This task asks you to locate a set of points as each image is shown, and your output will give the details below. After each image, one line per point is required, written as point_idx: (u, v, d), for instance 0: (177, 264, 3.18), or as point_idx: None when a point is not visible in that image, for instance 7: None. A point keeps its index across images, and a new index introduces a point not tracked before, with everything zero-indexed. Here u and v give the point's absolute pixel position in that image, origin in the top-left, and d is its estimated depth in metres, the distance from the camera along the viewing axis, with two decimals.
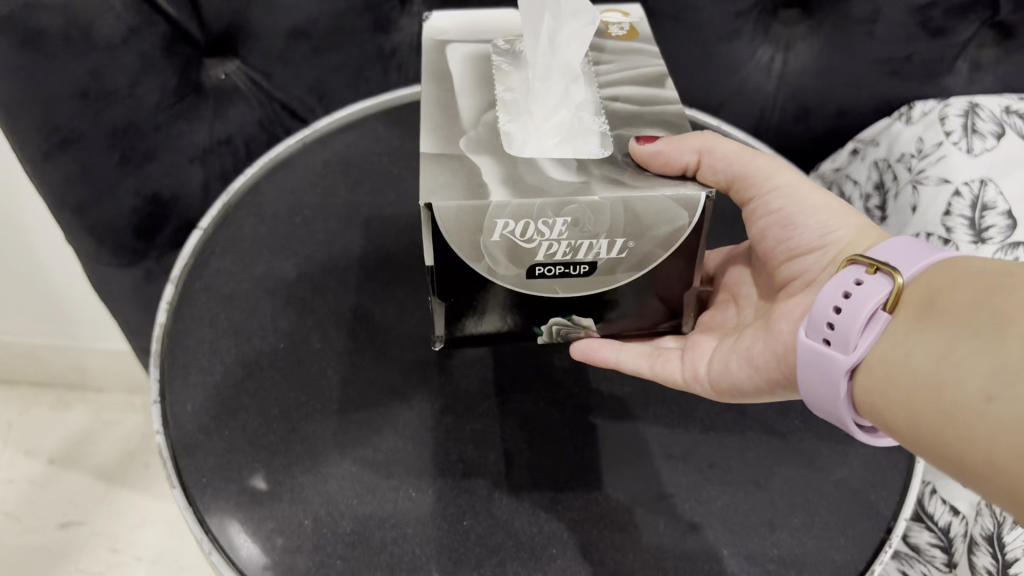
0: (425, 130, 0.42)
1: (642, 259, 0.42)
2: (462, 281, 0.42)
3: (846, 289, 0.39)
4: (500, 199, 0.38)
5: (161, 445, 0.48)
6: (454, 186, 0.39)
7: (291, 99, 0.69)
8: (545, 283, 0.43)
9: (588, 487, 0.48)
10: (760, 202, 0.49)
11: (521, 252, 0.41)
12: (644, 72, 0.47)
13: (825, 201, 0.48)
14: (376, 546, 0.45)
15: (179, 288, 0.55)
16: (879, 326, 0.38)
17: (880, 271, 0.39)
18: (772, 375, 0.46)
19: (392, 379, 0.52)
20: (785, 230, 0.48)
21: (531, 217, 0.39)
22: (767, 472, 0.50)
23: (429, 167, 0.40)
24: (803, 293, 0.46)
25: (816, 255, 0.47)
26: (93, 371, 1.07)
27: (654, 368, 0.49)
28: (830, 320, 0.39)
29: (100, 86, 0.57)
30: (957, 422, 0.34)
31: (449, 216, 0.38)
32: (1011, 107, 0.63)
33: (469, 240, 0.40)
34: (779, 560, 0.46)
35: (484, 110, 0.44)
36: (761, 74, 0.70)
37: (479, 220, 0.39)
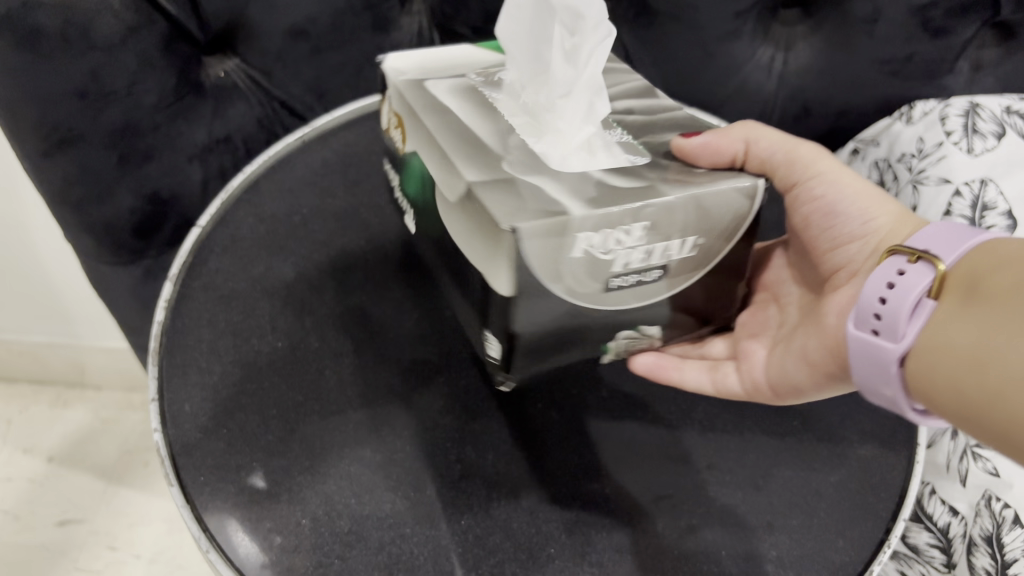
0: (461, 164, 0.39)
1: (705, 255, 0.42)
2: (537, 309, 0.38)
3: (890, 279, 0.39)
4: (581, 211, 0.35)
5: (160, 444, 0.47)
6: (527, 208, 0.36)
7: (290, 99, 0.70)
8: (619, 297, 0.40)
9: (589, 489, 0.48)
10: (804, 188, 0.49)
11: (599, 266, 0.38)
12: (631, 87, 0.48)
13: (865, 188, 0.48)
14: (373, 547, 0.44)
15: (176, 289, 0.54)
16: (926, 312, 0.38)
17: (921, 260, 0.39)
18: (828, 369, 0.46)
19: (390, 379, 0.52)
20: (830, 217, 0.48)
21: (611, 228, 0.37)
22: (765, 473, 0.50)
23: (490, 194, 0.36)
24: (849, 284, 0.46)
25: (859, 244, 0.47)
26: (92, 368, 1.07)
27: (714, 384, 0.51)
28: (876, 311, 0.39)
29: (98, 85, 0.57)
30: (1002, 400, 0.34)
31: (533, 240, 0.35)
32: (1012, 107, 0.63)
33: (550, 264, 0.36)
34: (777, 561, 0.46)
35: (507, 133, 0.41)
36: (761, 75, 0.70)
37: (563, 236, 0.36)
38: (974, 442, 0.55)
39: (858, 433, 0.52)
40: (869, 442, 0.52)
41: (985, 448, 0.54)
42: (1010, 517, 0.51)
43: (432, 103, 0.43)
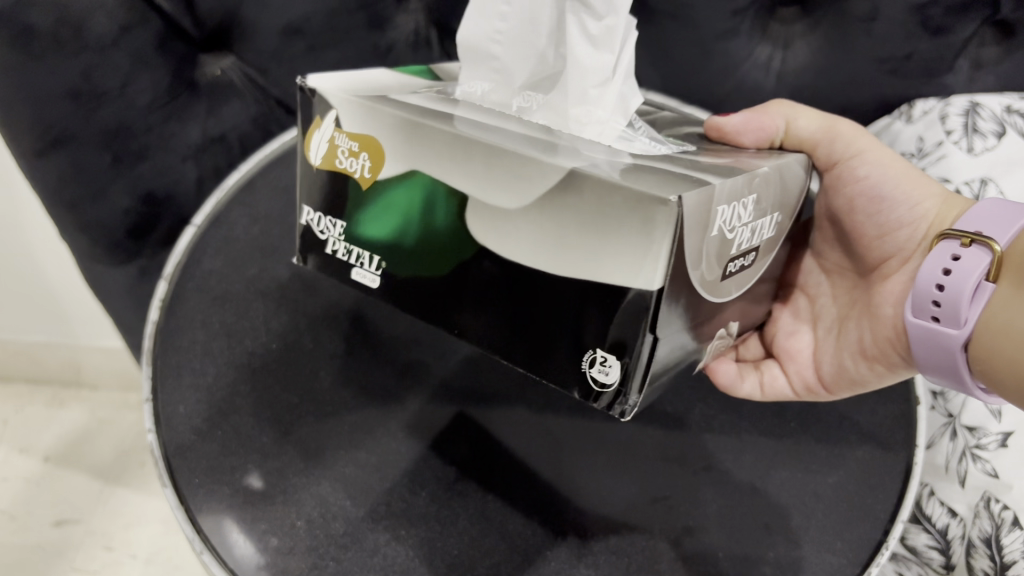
0: (534, 158, 0.33)
1: (779, 231, 0.41)
2: (675, 302, 0.33)
3: (947, 266, 0.39)
4: (722, 180, 0.32)
5: (153, 446, 0.47)
6: (666, 181, 0.32)
7: (286, 96, 0.69)
8: (727, 285, 0.37)
9: (584, 490, 0.48)
10: (844, 168, 0.48)
11: (725, 248, 0.35)
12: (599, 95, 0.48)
13: (904, 167, 0.47)
14: (368, 549, 0.44)
15: (171, 288, 0.53)
16: (986, 296, 0.38)
17: (974, 243, 0.39)
18: (890, 360, 0.47)
19: (385, 380, 0.52)
20: (875, 203, 0.47)
21: (735, 201, 0.34)
22: (763, 474, 0.49)
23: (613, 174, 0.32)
24: (904, 273, 0.46)
25: (907, 231, 0.46)
26: (87, 368, 1.07)
27: (767, 389, 0.51)
28: (935, 299, 0.40)
29: (91, 84, 0.56)
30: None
31: (695, 210, 0.31)
32: (1013, 106, 0.63)
33: (699, 243, 0.32)
34: (775, 564, 0.46)
35: (541, 129, 0.39)
36: (759, 73, 0.69)
37: (710, 211, 0.32)
38: (973, 443, 0.54)
39: (855, 436, 0.51)
40: (867, 444, 0.51)
41: (985, 449, 0.53)
42: (1010, 519, 0.50)
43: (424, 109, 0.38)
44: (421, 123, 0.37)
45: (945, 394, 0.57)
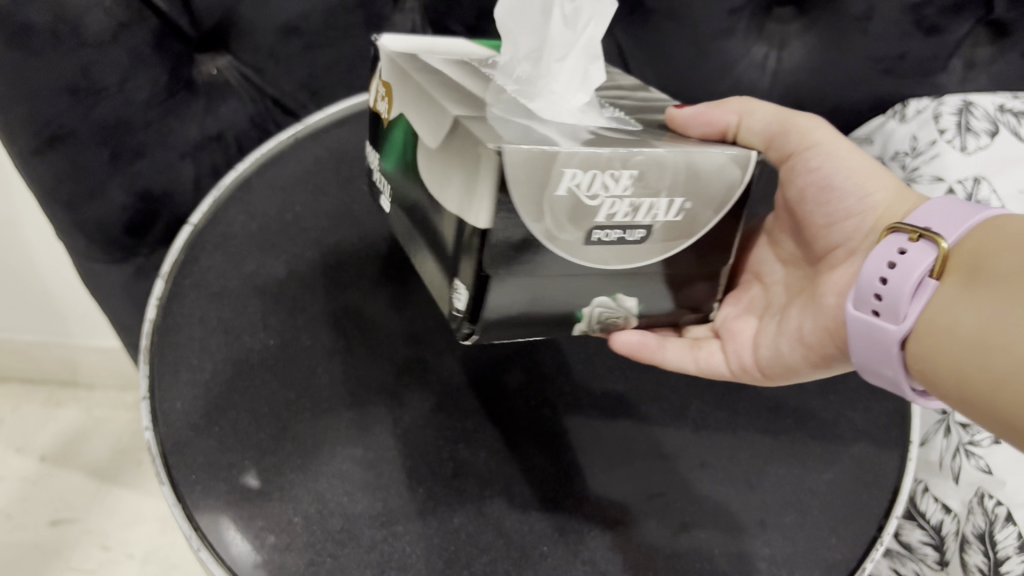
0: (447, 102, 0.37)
1: (691, 222, 0.41)
2: (515, 247, 0.37)
3: (890, 261, 0.40)
4: (570, 145, 0.35)
5: (150, 442, 0.47)
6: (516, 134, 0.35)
7: (282, 96, 0.70)
8: (597, 254, 0.39)
9: (582, 487, 0.48)
10: (799, 159, 0.49)
11: (583, 212, 0.37)
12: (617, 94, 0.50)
13: (860, 162, 0.48)
14: (364, 545, 0.44)
15: (168, 286, 0.53)
16: (928, 292, 0.39)
17: (922, 238, 0.40)
18: (825, 349, 0.47)
19: (382, 378, 0.51)
20: (826, 194, 0.48)
21: (596, 172, 0.36)
22: (758, 471, 0.50)
23: (473, 125, 0.35)
24: (847, 263, 0.47)
25: (856, 221, 0.47)
26: (84, 367, 1.07)
27: (698, 364, 0.51)
28: (877, 291, 0.40)
29: (89, 81, 0.56)
30: (1002, 382, 0.35)
31: (519, 169, 0.34)
32: (1005, 105, 0.64)
33: (532, 200, 0.35)
34: (770, 559, 0.46)
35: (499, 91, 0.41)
36: (756, 73, 0.70)
37: (548, 169, 0.35)
38: (967, 439, 0.55)
39: (852, 433, 0.52)
40: (862, 441, 0.52)
41: (977, 445, 0.54)
42: (1003, 514, 0.51)
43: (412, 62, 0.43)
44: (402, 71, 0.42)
45: None
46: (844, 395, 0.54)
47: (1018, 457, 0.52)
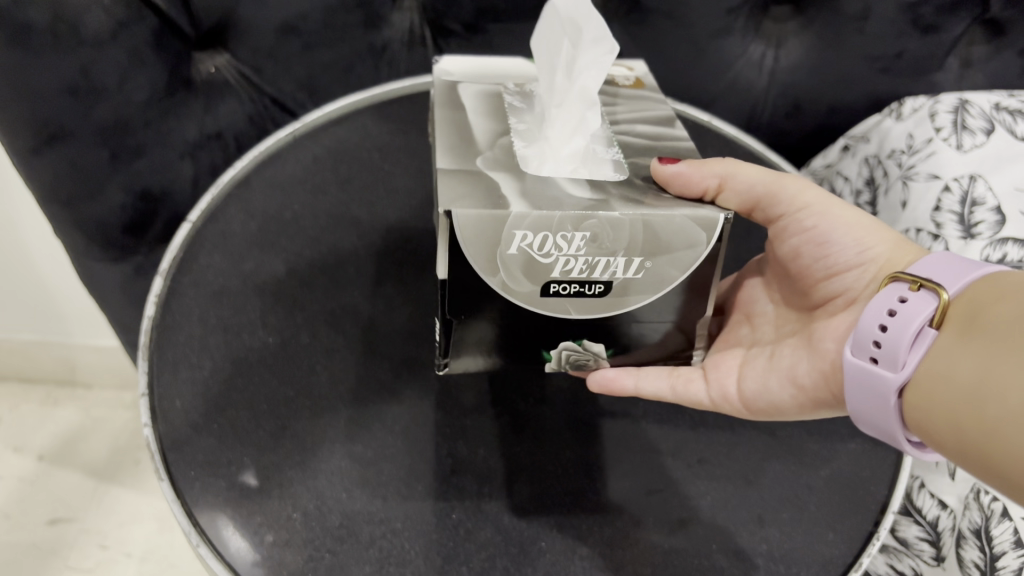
0: (442, 147, 0.42)
1: (656, 281, 0.42)
2: (475, 295, 0.41)
3: (889, 310, 0.40)
4: (519, 209, 0.38)
5: (149, 439, 0.47)
6: (472, 196, 0.38)
7: (281, 95, 0.70)
8: (557, 305, 0.42)
9: (581, 484, 0.48)
10: (790, 221, 0.50)
11: (538, 268, 0.40)
12: (654, 115, 0.49)
13: (857, 218, 0.48)
14: (364, 542, 0.44)
15: (167, 285, 0.54)
16: (927, 342, 0.39)
17: (923, 288, 0.40)
18: (818, 394, 0.47)
19: (381, 375, 0.52)
20: (822, 247, 0.49)
21: (544, 235, 0.39)
22: (757, 468, 0.50)
23: (445, 179, 0.40)
24: (847, 313, 0.47)
25: (855, 273, 0.48)
26: (83, 367, 1.07)
27: (676, 392, 0.49)
28: (876, 339, 0.40)
29: (88, 80, 0.56)
30: (999, 436, 0.35)
31: (466, 231, 0.38)
32: (1001, 104, 0.64)
33: (484, 257, 0.39)
34: (768, 555, 0.46)
35: (500, 135, 0.44)
36: (753, 72, 0.71)
37: (498, 231, 0.38)
38: None
39: (849, 428, 0.52)
40: (859, 437, 0.52)
41: None
42: (998, 509, 0.51)
43: (454, 97, 0.48)
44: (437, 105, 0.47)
45: None
46: None
47: None
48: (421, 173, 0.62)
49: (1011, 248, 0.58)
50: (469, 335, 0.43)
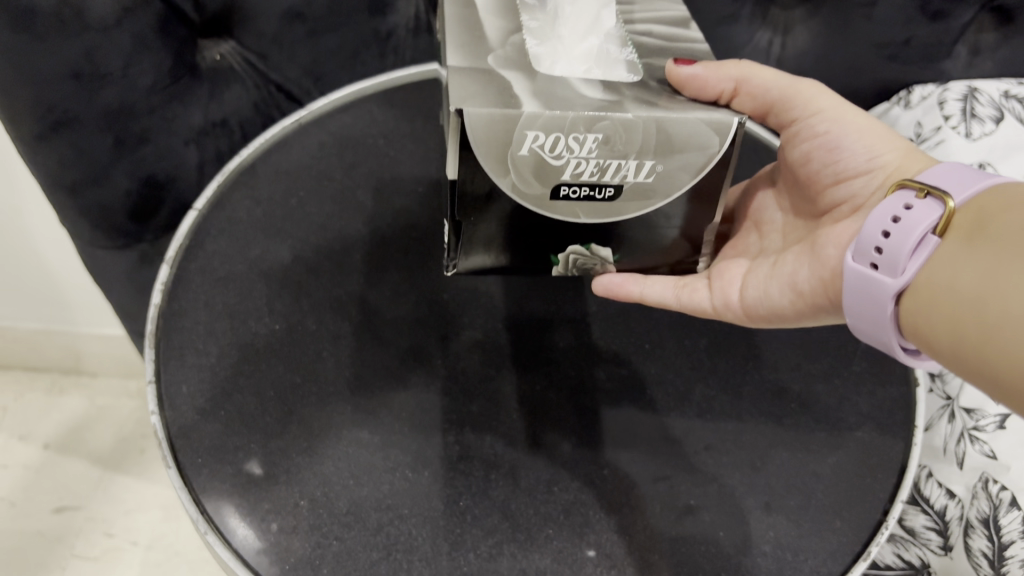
0: (454, 47, 0.43)
1: (667, 184, 0.43)
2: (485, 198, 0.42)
3: (896, 211, 0.40)
4: (532, 109, 0.39)
5: (157, 426, 0.47)
6: (484, 95, 0.39)
7: (286, 82, 0.70)
8: (567, 208, 0.43)
9: (588, 472, 0.48)
10: (804, 124, 0.50)
11: (549, 166, 0.41)
12: (669, 15, 0.49)
13: (869, 126, 0.48)
14: (371, 528, 0.44)
15: (174, 272, 0.54)
16: (930, 249, 0.39)
17: (929, 196, 0.40)
18: (818, 301, 0.47)
19: (387, 361, 0.51)
20: (831, 153, 0.49)
21: (557, 132, 0.39)
22: (763, 455, 0.50)
23: (459, 78, 0.40)
24: (851, 219, 0.47)
25: (863, 180, 0.48)
26: (87, 355, 1.07)
27: (681, 299, 0.50)
28: (879, 245, 0.40)
29: (92, 66, 0.56)
30: (994, 337, 0.35)
31: (480, 127, 0.38)
32: (1010, 92, 0.67)
33: (496, 153, 0.40)
34: (775, 543, 0.46)
35: (511, 32, 0.44)
36: (760, 58, 0.71)
37: (509, 130, 0.39)
38: (971, 425, 0.55)
39: (855, 418, 0.52)
40: (866, 426, 0.51)
41: (982, 430, 0.55)
42: (1007, 499, 0.51)
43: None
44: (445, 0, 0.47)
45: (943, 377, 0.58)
46: (848, 379, 0.54)
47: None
48: (426, 159, 0.61)
49: None
50: (478, 240, 0.44)
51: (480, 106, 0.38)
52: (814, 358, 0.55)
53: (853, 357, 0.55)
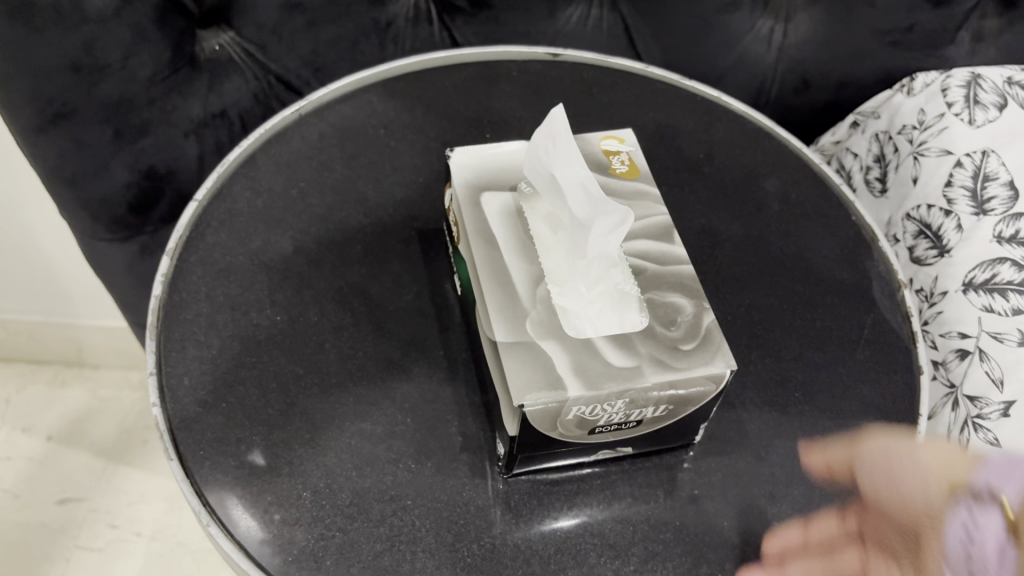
0: (493, 313, 0.43)
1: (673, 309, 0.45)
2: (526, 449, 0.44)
3: (965, 526, 0.42)
4: (553, 347, 0.42)
5: (159, 418, 0.47)
6: (518, 326, 0.42)
7: (286, 72, 0.69)
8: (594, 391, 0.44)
9: (591, 462, 0.48)
10: (864, 475, 0.48)
11: (587, 421, 0.42)
12: (655, 225, 0.48)
13: (916, 449, 0.47)
14: (374, 519, 0.44)
15: (174, 263, 0.53)
16: (1013, 555, 0.41)
17: (988, 501, 0.43)
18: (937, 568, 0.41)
19: (389, 352, 0.51)
20: (891, 480, 0.46)
21: (575, 349, 0.42)
22: (766, 444, 0.49)
23: (506, 357, 0.42)
24: (936, 538, 0.43)
25: (926, 506, 0.44)
26: (90, 347, 1.07)
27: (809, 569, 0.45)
28: (965, 547, 0.42)
29: (91, 58, 0.56)
30: None
31: (510, 372, 0.41)
32: (1013, 79, 0.67)
33: (540, 388, 0.40)
34: (779, 532, 0.46)
35: (535, 287, 0.44)
36: (761, 46, 0.74)
37: (536, 346, 0.42)
38: (975, 413, 0.55)
39: (860, 406, 0.51)
40: (871, 414, 0.51)
41: (986, 419, 0.55)
42: None
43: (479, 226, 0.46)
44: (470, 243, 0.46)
45: (947, 365, 0.59)
46: (853, 367, 0.53)
47: None
48: (427, 150, 0.61)
49: None
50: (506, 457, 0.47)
51: (505, 331, 0.42)
52: (819, 346, 0.54)
53: (857, 345, 0.54)
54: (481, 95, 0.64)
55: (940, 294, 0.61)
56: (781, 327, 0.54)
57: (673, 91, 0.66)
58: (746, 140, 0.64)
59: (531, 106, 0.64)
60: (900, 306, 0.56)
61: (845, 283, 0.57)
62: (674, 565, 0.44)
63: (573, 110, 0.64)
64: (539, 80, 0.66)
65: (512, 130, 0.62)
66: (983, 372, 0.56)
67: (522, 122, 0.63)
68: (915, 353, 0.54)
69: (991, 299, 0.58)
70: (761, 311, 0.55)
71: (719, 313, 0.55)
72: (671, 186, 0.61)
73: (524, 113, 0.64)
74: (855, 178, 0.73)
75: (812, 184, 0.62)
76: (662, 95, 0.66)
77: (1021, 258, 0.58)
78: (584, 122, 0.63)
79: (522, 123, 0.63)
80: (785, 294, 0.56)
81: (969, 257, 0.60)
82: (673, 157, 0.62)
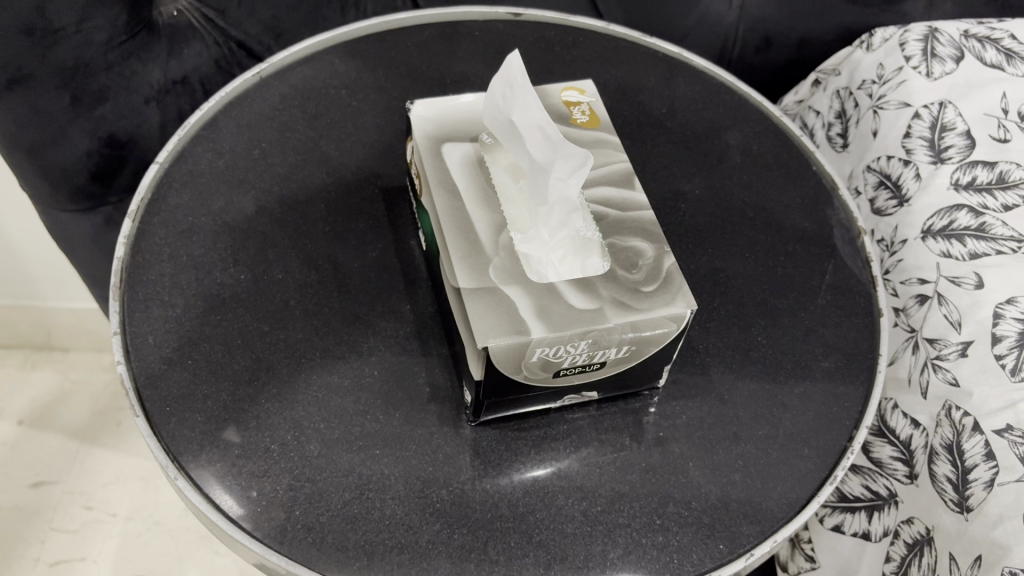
0: (457, 259, 0.43)
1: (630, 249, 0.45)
2: (491, 391, 0.44)
3: None
4: (516, 292, 0.42)
5: (124, 376, 0.46)
6: (483, 275, 0.42)
7: (246, 37, 0.69)
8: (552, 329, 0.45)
9: (557, 408, 0.48)
10: None
11: (551, 363, 0.43)
12: (616, 171, 0.48)
13: None
14: (342, 470, 0.45)
15: (136, 225, 0.53)
16: None
17: None
18: None
19: (355, 306, 0.51)
20: None
21: (538, 292, 0.42)
22: (730, 385, 0.50)
23: (470, 302, 0.41)
24: None
25: None
26: (58, 329, 1.06)
27: None
28: None
29: (45, 21, 0.56)
30: None
31: (473, 316, 0.41)
32: (969, 31, 0.68)
33: (504, 331, 0.40)
34: (744, 470, 0.47)
35: (498, 232, 0.44)
36: (723, 7, 0.75)
37: (498, 292, 0.42)
38: (934, 354, 0.56)
39: (822, 348, 0.52)
40: (832, 356, 0.52)
41: (945, 359, 0.55)
42: (970, 424, 0.52)
43: (442, 175, 0.46)
44: (432, 191, 0.46)
45: (907, 311, 0.59)
46: (815, 312, 0.54)
47: (984, 369, 0.53)
48: (391, 110, 0.61)
49: (980, 171, 0.61)
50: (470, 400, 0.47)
51: (467, 277, 0.42)
52: (781, 292, 0.55)
53: (819, 291, 0.55)
54: (443, 55, 0.64)
55: (900, 242, 0.62)
56: (744, 274, 0.55)
57: (635, 48, 0.66)
58: (709, 95, 0.64)
59: (493, 65, 0.64)
60: (860, 253, 0.57)
61: (807, 230, 0.58)
62: (641, 506, 0.45)
63: (535, 67, 0.64)
64: (501, 39, 0.66)
65: (474, 89, 0.63)
66: (942, 316, 0.57)
67: (485, 81, 0.63)
68: (874, 297, 0.55)
69: (949, 245, 0.59)
70: (723, 260, 0.56)
71: (682, 262, 0.55)
72: (634, 140, 0.61)
73: (486, 72, 0.64)
74: (817, 134, 0.73)
75: (773, 136, 0.63)
76: (624, 52, 0.66)
77: (977, 205, 0.59)
78: (546, 80, 0.63)
79: (484, 82, 0.63)
80: (747, 243, 0.57)
81: (927, 206, 0.61)
82: (636, 112, 0.63)
